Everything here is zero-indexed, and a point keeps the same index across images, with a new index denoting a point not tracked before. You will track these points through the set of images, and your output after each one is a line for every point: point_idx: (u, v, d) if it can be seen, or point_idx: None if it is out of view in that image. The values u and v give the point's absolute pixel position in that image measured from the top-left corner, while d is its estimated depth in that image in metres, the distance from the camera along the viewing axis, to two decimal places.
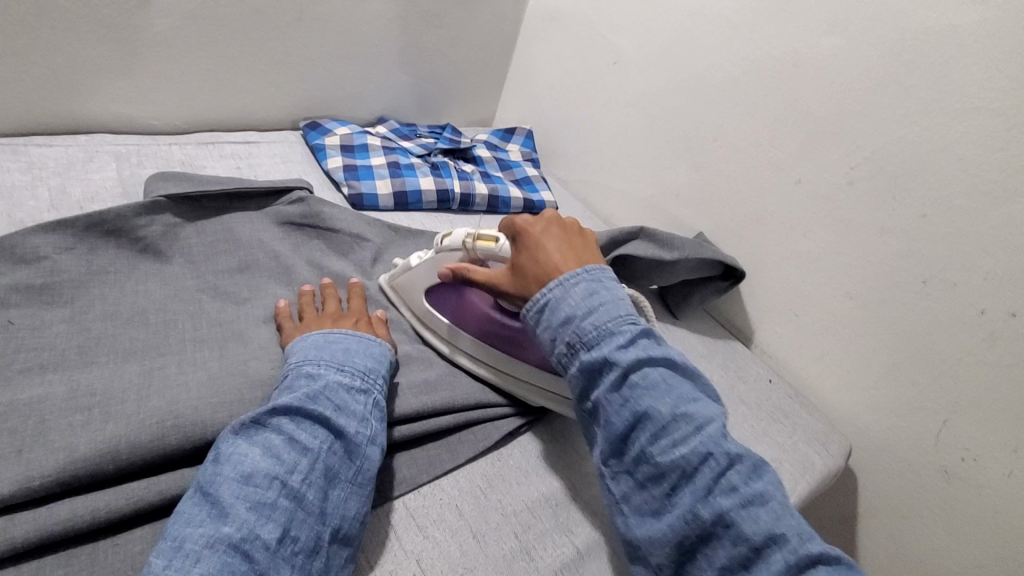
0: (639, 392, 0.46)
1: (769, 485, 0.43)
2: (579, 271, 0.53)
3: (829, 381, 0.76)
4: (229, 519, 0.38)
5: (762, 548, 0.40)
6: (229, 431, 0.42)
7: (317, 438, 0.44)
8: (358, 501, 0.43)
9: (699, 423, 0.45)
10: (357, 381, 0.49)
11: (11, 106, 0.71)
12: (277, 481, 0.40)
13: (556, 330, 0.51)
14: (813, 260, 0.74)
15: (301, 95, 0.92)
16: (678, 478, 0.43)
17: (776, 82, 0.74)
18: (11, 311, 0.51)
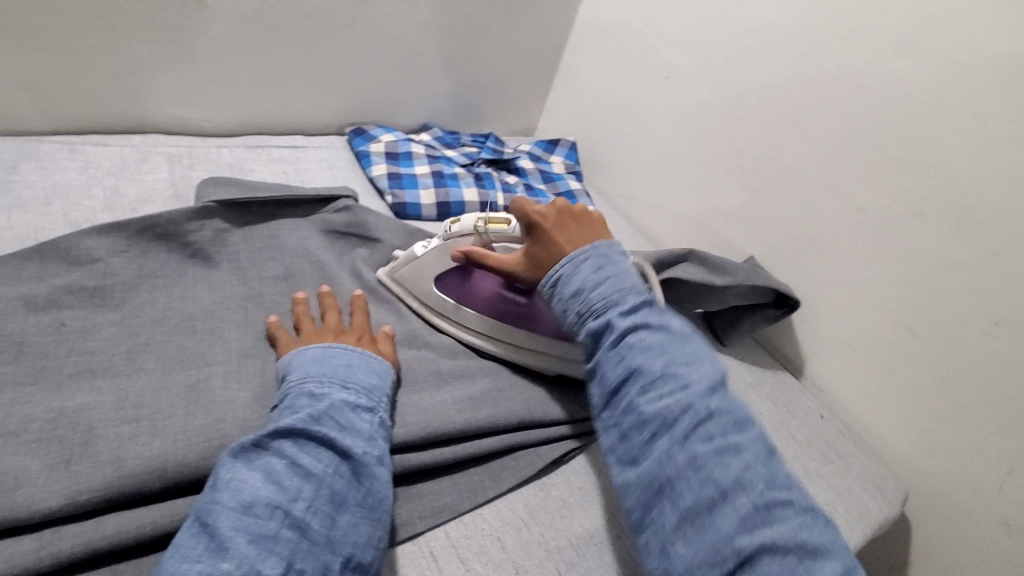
0: (633, 348, 0.48)
1: (748, 439, 0.44)
2: (590, 247, 0.55)
3: (885, 420, 0.72)
4: (228, 554, 0.34)
5: (730, 493, 0.41)
6: (227, 455, 0.39)
7: (321, 461, 0.40)
8: (370, 527, 0.40)
9: (685, 380, 0.46)
10: (361, 399, 0.46)
11: (71, 106, 0.72)
12: (279, 510, 0.37)
13: (565, 303, 0.53)
14: (874, 292, 0.70)
15: (348, 101, 0.92)
16: (659, 427, 0.45)
17: (841, 104, 0.70)
18: (64, 314, 0.51)
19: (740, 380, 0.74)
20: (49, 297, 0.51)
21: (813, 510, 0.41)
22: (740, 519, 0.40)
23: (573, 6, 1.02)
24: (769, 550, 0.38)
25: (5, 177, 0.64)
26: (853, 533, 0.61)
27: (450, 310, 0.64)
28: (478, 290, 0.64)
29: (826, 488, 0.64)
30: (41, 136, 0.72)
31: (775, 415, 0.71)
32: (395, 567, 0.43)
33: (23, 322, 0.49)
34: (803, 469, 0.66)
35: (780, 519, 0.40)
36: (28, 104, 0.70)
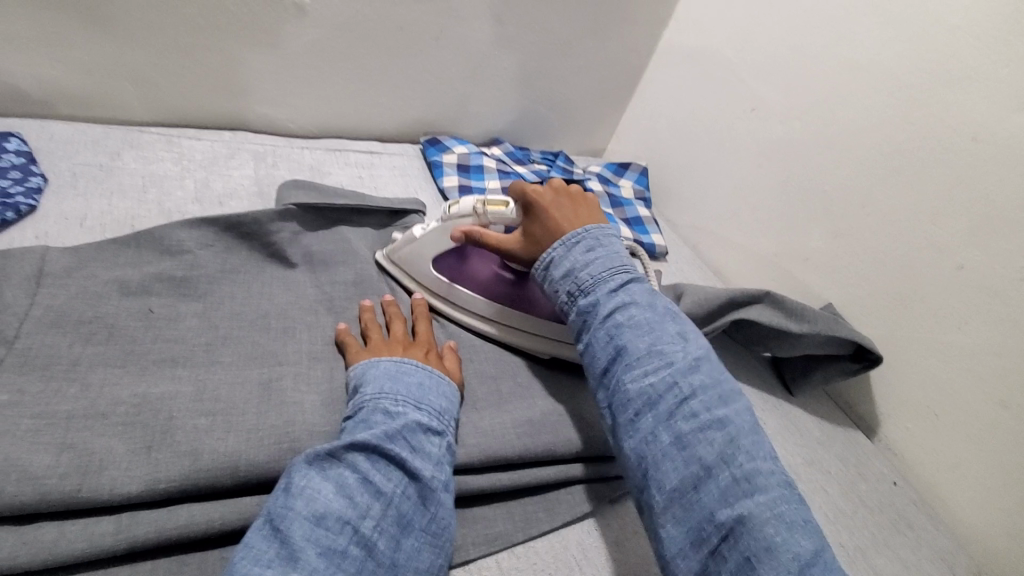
0: (621, 328, 0.49)
1: (733, 415, 0.43)
2: (582, 229, 0.56)
3: (964, 495, 0.67)
4: (299, 564, 0.35)
5: (713, 468, 0.40)
6: (303, 459, 0.40)
7: (391, 481, 0.41)
8: (430, 553, 0.41)
9: (671, 357, 0.46)
10: (433, 421, 0.47)
11: (172, 99, 0.77)
12: (349, 526, 0.38)
13: (557, 283, 0.54)
14: (965, 357, 0.65)
15: (427, 111, 0.93)
16: (643, 405, 0.45)
17: (948, 154, 0.66)
18: (153, 301, 0.54)
19: (806, 433, 0.70)
20: (141, 283, 0.54)
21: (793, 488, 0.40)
22: (721, 494, 0.39)
23: (657, 31, 1.01)
24: (751, 523, 0.37)
25: (109, 164, 0.68)
26: None
27: (447, 293, 0.64)
28: (476, 272, 0.65)
29: (896, 562, 0.60)
30: (143, 127, 0.77)
31: (844, 475, 0.67)
32: None
33: (116, 306, 0.51)
34: (871, 537, 0.61)
35: (761, 494, 0.39)
36: (134, 95, 0.74)
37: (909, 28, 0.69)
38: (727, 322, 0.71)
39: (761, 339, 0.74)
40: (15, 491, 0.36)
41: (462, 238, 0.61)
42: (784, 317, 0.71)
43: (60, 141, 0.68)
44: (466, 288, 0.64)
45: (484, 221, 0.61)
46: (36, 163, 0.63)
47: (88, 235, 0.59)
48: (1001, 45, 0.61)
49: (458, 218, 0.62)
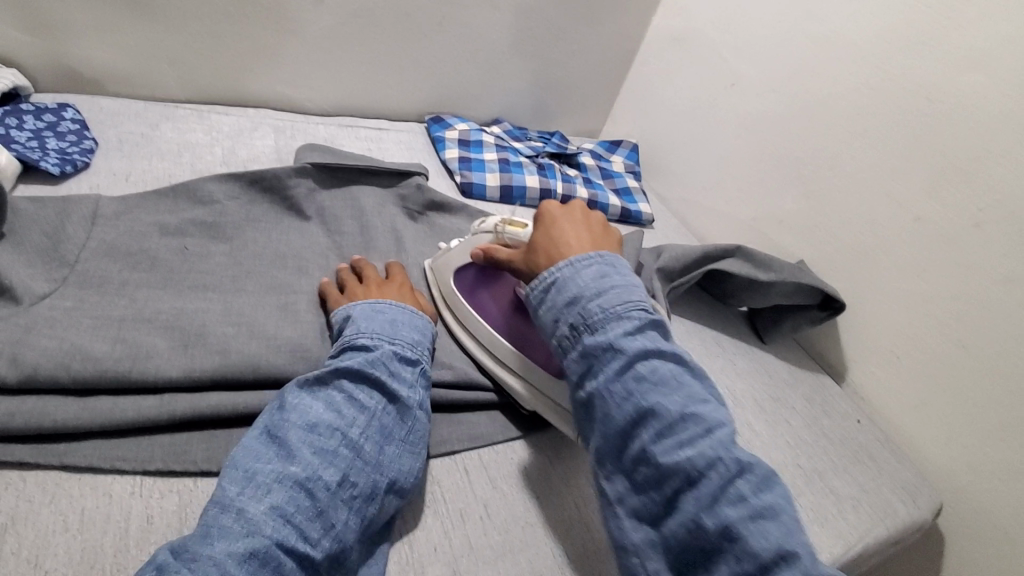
0: (647, 386, 0.45)
1: (779, 498, 0.41)
2: (593, 254, 0.53)
3: (925, 432, 0.72)
4: (296, 460, 0.42)
5: (770, 566, 0.38)
6: (296, 385, 0.47)
7: (373, 398, 0.48)
8: (409, 459, 0.47)
9: (707, 427, 0.44)
10: (407, 350, 0.53)
11: (203, 78, 0.86)
12: (338, 432, 0.44)
13: (561, 312, 0.51)
14: (924, 303, 0.71)
15: (431, 91, 1.01)
16: (681, 484, 0.42)
17: (905, 115, 0.72)
18: (188, 240, 0.62)
19: (775, 376, 0.76)
20: (177, 226, 0.63)
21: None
22: None
23: (648, 17, 1.07)
24: None
25: (149, 132, 0.77)
26: (877, 528, 0.61)
27: (456, 305, 0.65)
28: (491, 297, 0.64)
29: (853, 485, 0.65)
30: (176, 103, 0.86)
31: (809, 412, 0.72)
32: (434, 476, 0.52)
33: (158, 242, 0.60)
34: (831, 463, 0.66)
35: None
36: (171, 75, 0.84)
37: (872, 1, 0.75)
38: (701, 273, 0.78)
39: (735, 291, 0.80)
40: (81, 366, 0.45)
41: (481, 256, 0.62)
42: (754, 268, 0.77)
43: (107, 113, 0.78)
44: (474, 306, 0.64)
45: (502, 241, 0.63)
46: (88, 130, 0.72)
47: (133, 189, 0.68)
48: (952, 12, 0.67)
49: (482, 237, 0.64)
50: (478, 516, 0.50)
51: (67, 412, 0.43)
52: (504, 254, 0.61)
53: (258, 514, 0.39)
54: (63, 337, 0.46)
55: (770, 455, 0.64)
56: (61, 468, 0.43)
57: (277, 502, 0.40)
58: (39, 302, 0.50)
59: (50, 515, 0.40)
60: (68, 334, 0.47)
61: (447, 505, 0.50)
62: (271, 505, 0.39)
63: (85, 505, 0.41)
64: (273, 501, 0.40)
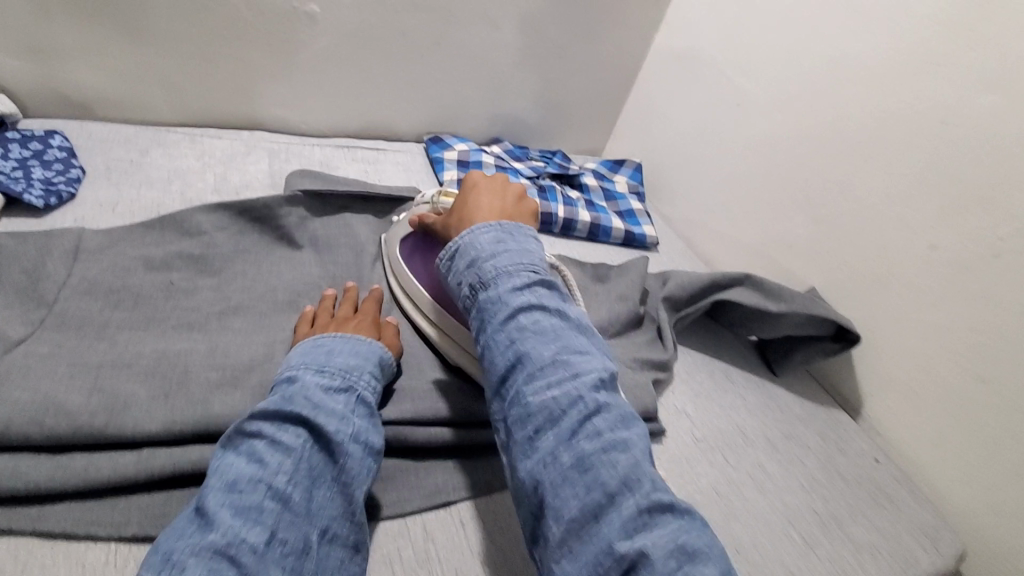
0: (526, 333, 0.45)
1: (635, 435, 0.41)
2: (497, 222, 0.53)
3: (945, 471, 0.69)
4: (215, 526, 0.38)
5: (616, 496, 0.38)
6: (218, 446, 0.43)
7: (299, 437, 0.43)
8: (344, 501, 0.43)
9: (576, 370, 0.43)
10: (337, 380, 0.48)
11: (195, 101, 0.84)
12: (260, 484, 0.41)
13: (461, 273, 0.51)
14: (943, 334, 0.67)
15: (429, 112, 0.99)
16: (544, 423, 0.41)
17: (920, 138, 0.69)
18: (174, 275, 0.60)
19: (787, 410, 0.73)
20: (163, 259, 0.60)
21: (694, 513, 0.38)
22: (622, 522, 0.37)
23: (650, 33, 1.05)
24: (652, 555, 0.35)
25: (139, 159, 0.75)
26: None
27: (396, 271, 0.67)
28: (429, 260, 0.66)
29: (871, 531, 0.62)
30: (168, 127, 0.84)
31: (824, 450, 0.69)
32: (428, 529, 0.49)
33: (142, 278, 0.58)
34: (848, 507, 0.63)
35: (662, 523, 0.37)
36: (162, 99, 0.82)
37: (882, 21, 0.72)
38: (709, 305, 0.75)
39: (744, 321, 0.77)
40: (53, 423, 0.42)
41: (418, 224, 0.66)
42: (763, 298, 0.74)
43: (97, 140, 0.76)
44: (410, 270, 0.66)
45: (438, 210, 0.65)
46: (75, 158, 0.70)
47: (120, 220, 0.66)
48: (966, 32, 0.65)
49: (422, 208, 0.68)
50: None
51: (39, 472, 0.41)
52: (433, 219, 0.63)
53: None
54: (36, 389, 0.44)
55: (783, 499, 0.61)
56: (33, 534, 0.40)
57: None
58: (14, 348, 0.47)
59: None
60: (41, 385, 0.44)
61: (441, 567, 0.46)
62: None
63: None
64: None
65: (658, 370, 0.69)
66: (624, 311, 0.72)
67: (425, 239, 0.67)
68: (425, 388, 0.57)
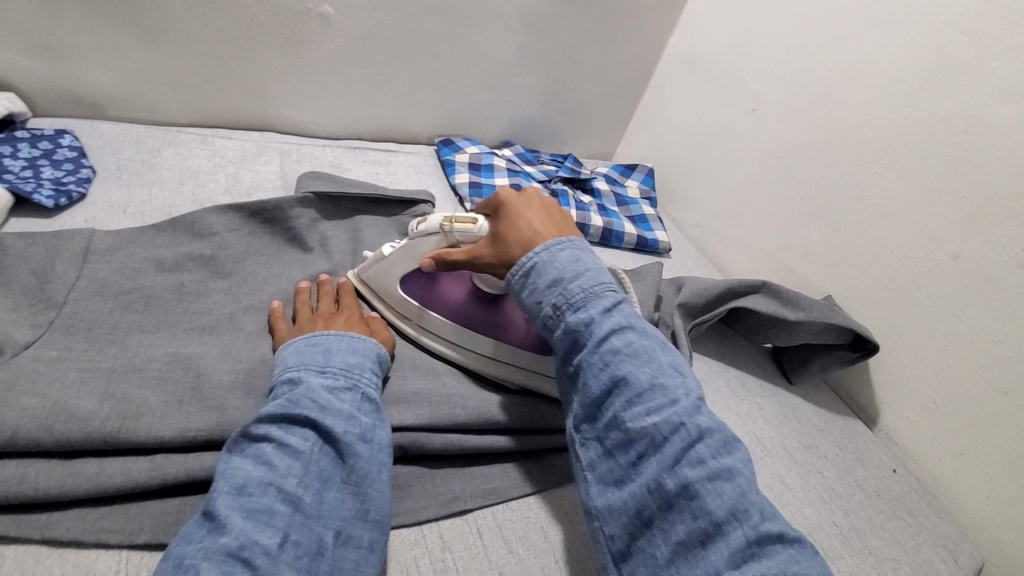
0: (621, 357, 0.45)
1: (738, 462, 0.40)
2: (568, 239, 0.52)
3: (965, 484, 0.67)
4: (225, 530, 0.36)
5: (724, 525, 0.37)
6: (224, 451, 0.41)
7: (307, 440, 0.42)
8: (355, 502, 0.42)
9: (673, 396, 0.42)
10: (340, 380, 0.47)
11: (207, 102, 0.83)
12: (271, 487, 0.39)
13: (540, 292, 0.49)
14: (964, 345, 0.66)
15: (441, 114, 0.98)
16: (647, 449, 0.41)
17: (940, 146, 0.68)
18: (185, 276, 0.59)
19: (803, 419, 0.72)
20: (174, 261, 0.59)
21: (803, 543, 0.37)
22: (730, 552, 0.36)
23: (663, 38, 1.05)
24: None
25: (150, 159, 0.74)
26: None
27: (412, 315, 0.63)
28: (448, 295, 0.63)
29: (892, 544, 0.60)
30: (179, 127, 0.83)
31: (841, 461, 0.68)
32: (446, 538, 0.48)
33: (153, 280, 0.57)
34: (867, 519, 0.62)
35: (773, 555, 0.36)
36: (174, 99, 0.81)
37: (901, 27, 0.71)
38: (724, 312, 0.74)
39: (760, 328, 0.76)
40: (64, 428, 0.41)
41: (435, 263, 0.58)
42: (780, 305, 0.73)
43: (107, 140, 0.75)
44: (432, 310, 0.62)
45: (452, 241, 0.58)
46: (86, 157, 0.70)
47: (131, 221, 0.65)
48: (989, 40, 0.63)
49: (427, 241, 0.59)
50: None
51: (49, 479, 0.40)
52: (462, 256, 0.56)
53: None
54: (46, 394, 0.43)
55: (802, 510, 0.60)
56: (42, 542, 0.39)
57: None
58: (22, 352, 0.46)
59: None
60: (51, 390, 0.44)
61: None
62: None
63: None
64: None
65: None
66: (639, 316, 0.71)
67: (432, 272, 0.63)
68: (442, 394, 0.56)
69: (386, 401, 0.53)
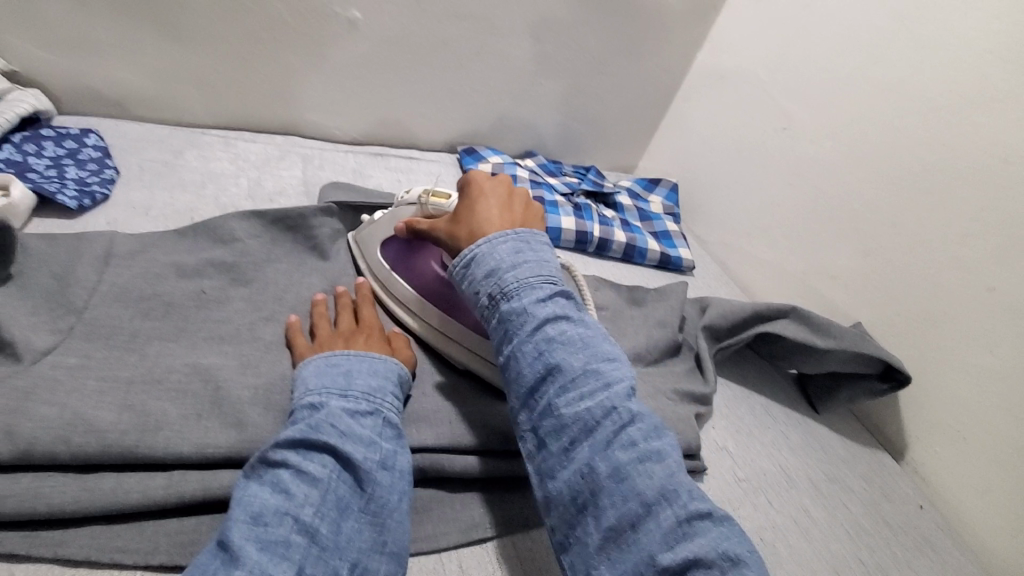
0: (555, 345, 0.43)
1: (668, 445, 0.40)
2: (510, 231, 0.51)
3: (991, 522, 0.64)
4: (240, 562, 0.34)
5: (655, 506, 0.36)
6: (241, 477, 0.40)
7: (326, 467, 0.40)
8: (373, 533, 0.40)
9: (607, 380, 0.42)
10: (362, 404, 0.46)
11: (231, 104, 0.82)
12: (287, 517, 0.37)
13: (479, 283, 0.48)
14: (999, 381, 0.63)
15: (463, 122, 0.97)
16: (579, 434, 0.40)
17: (980, 175, 0.66)
18: (206, 283, 0.58)
19: (828, 450, 0.70)
20: (196, 267, 0.58)
21: (732, 521, 0.37)
22: (663, 534, 0.35)
23: (691, 52, 1.03)
24: (694, 565, 0.34)
25: (173, 161, 0.74)
26: None
27: (386, 280, 0.64)
28: (421, 270, 0.63)
29: None
30: (203, 129, 0.83)
31: (868, 495, 0.66)
32: (465, 567, 0.46)
33: (174, 286, 0.56)
34: (895, 559, 0.60)
35: (702, 532, 0.35)
36: (199, 101, 0.81)
37: (942, 51, 0.69)
38: (751, 336, 0.73)
39: (786, 354, 0.74)
40: (82, 441, 0.40)
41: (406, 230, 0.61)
42: (809, 332, 0.71)
43: (131, 140, 0.75)
44: (402, 278, 0.64)
45: (426, 212, 0.62)
46: (110, 157, 0.69)
47: (152, 223, 0.65)
48: None
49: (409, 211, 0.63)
50: None
51: (63, 493, 0.39)
52: (425, 225, 0.58)
53: None
54: (64, 405, 0.42)
55: (829, 547, 0.58)
56: (54, 560, 0.38)
57: None
58: (41, 359, 0.45)
59: None
60: (70, 400, 0.43)
61: None
62: None
63: None
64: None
65: (698, 403, 0.66)
66: (663, 338, 0.70)
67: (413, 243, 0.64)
68: (461, 413, 0.54)
69: (407, 419, 0.52)
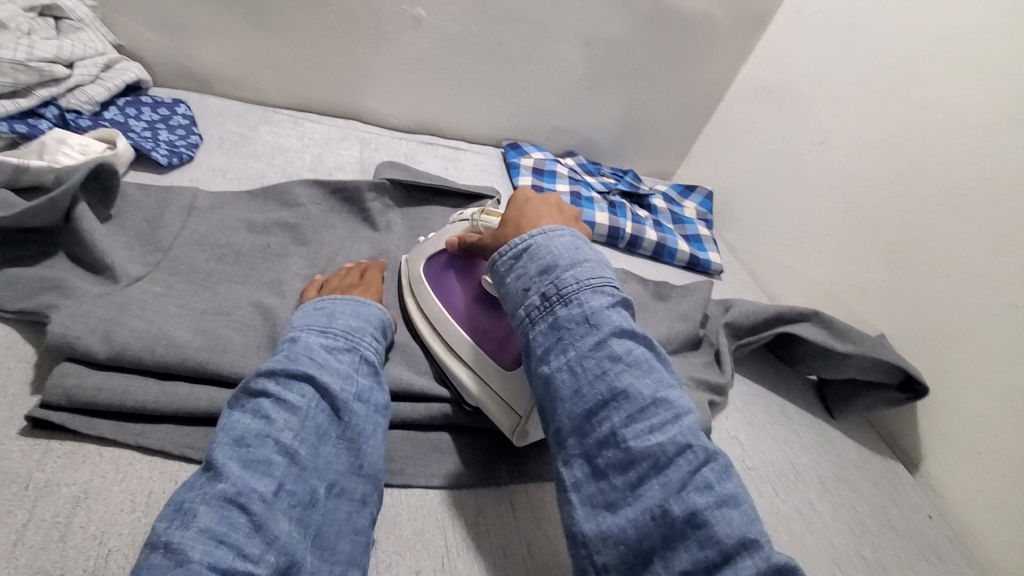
0: (620, 366, 0.42)
1: (741, 488, 0.39)
2: (566, 230, 0.52)
3: (1000, 538, 0.64)
4: (224, 477, 0.39)
5: (733, 554, 0.35)
6: (227, 406, 0.44)
7: (304, 396, 0.44)
8: (348, 457, 0.45)
9: (676, 412, 0.41)
10: (340, 341, 0.50)
11: (302, 88, 0.91)
12: (269, 439, 0.41)
13: (534, 282, 0.49)
14: (1015, 397, 0.64)
15: (510, 119, 1.03)
16: (649, 470, 0.38)
17: (1012, 195, 0.66)
18: (271, 239, 0.65)
19: (839, 453, 0.72)
20: (264, 225, 0.66)
21: None
22: None
23: (736, 65, 1.06)
24: None
25: (248, 133, 0.82)
26: None
27: (418, 293, 0.63)
28: (454, 287, 0.61)
29: None
30: (275, 109, 0.91)
31: (876, 498, 0.67)
32: (480, 505, 0.51)
33: (244, 238, 0.63)
34: (896, 559, 0.61)
35: None
36: (274, 84, 0.89)
37: (983, 72, 0.70)
38: (771, 337, 0.75)
39: (805, 357, 0.77)
40: (164, 352, 0.47)
41: (455, 244, 0.61)
42: (829, 337, 0.73)
43: (213, 113, 0.83)
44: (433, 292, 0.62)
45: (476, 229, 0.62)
46: (195, 125, 0.78)
47: (228, 185, 0.72)
48: None
49: (458, 227, 0.63)
50: (520, 552, 0.48)
51: (147, 394, 0.45)
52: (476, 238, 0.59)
53: (185, 541, 0.35)
54: (150, 321, 0.49)
55: (830, 538, 0.60)
56: (134, 448, 0.44)
57: (207, 525, 0.36)
58: (133, 284, 0.53)
59: (119, 494, 0.41)
60: (156, 318, 0.50)
61: (490, 539, 0.48)
62: (200, 529, 0.36)
63: (152, 489, 0.42)
64: (202, 524, 0.36)
65: (713, 393, 0.67)
66: (684, 330, 0.73)
67: (457, 261, 0.63)
68: None
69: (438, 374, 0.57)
